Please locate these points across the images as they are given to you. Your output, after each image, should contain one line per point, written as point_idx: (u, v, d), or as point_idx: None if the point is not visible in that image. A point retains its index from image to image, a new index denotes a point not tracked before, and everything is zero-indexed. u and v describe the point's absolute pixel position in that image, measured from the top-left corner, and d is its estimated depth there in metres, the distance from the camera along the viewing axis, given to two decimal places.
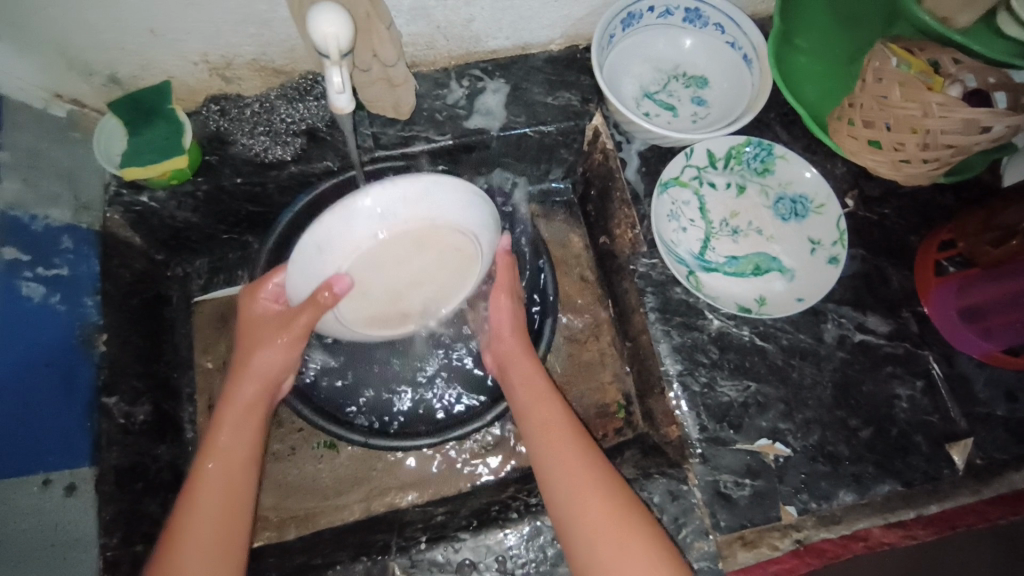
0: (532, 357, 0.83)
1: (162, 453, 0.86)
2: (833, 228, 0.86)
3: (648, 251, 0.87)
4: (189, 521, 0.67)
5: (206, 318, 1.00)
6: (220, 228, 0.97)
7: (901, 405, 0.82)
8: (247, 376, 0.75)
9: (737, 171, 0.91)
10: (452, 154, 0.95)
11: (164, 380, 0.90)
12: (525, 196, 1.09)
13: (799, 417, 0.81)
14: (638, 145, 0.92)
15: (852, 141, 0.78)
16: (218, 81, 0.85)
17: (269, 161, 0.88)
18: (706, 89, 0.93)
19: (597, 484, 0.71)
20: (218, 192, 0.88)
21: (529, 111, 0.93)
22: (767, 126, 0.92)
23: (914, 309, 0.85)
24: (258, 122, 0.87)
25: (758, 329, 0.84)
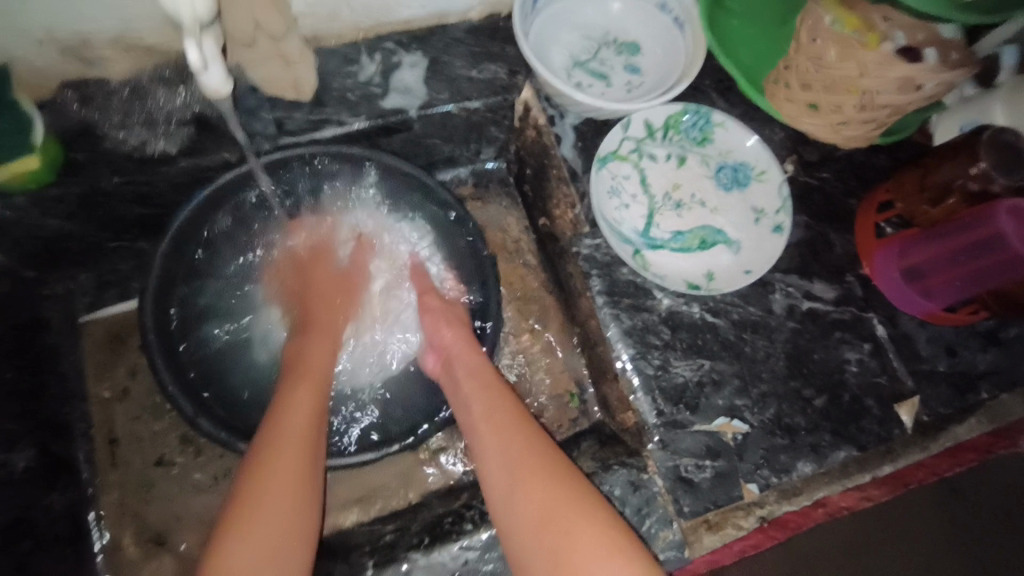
0: (468, 345, 0.79)
1: (52, 500, 0.74)
2: (776, 196, 0.83)
3: (591, 231, 0.82)
4: (280, 435, 0.67)
5: (98, 341, 0.88)
6: (107, 235, 0.84)
7: (851, 369, 0.81)
8: (326, 328, 0.82)
9: (676, 141, 0.86)
10: (370, 137, 0.86)
11: (51, 420, 0.77)
12: (457, 179, 1.01)
13: (755, 391, 0.79)
14: (573, 119, 0.86)
15: (789, 106, 0.77)
16: (77, 64, 0.71)
17: (152, 155, 0.76)
18: (638, 56, 0.88)
19: (540, 471, 0.66)
20: (94, 194, 0.76)
21: (452, 87, 0.85)
22: (702, 93, 0.88)
23: (857, 273, 0.85)
24: (132, 109, 0.75)
25: (708, 305, 0.81)
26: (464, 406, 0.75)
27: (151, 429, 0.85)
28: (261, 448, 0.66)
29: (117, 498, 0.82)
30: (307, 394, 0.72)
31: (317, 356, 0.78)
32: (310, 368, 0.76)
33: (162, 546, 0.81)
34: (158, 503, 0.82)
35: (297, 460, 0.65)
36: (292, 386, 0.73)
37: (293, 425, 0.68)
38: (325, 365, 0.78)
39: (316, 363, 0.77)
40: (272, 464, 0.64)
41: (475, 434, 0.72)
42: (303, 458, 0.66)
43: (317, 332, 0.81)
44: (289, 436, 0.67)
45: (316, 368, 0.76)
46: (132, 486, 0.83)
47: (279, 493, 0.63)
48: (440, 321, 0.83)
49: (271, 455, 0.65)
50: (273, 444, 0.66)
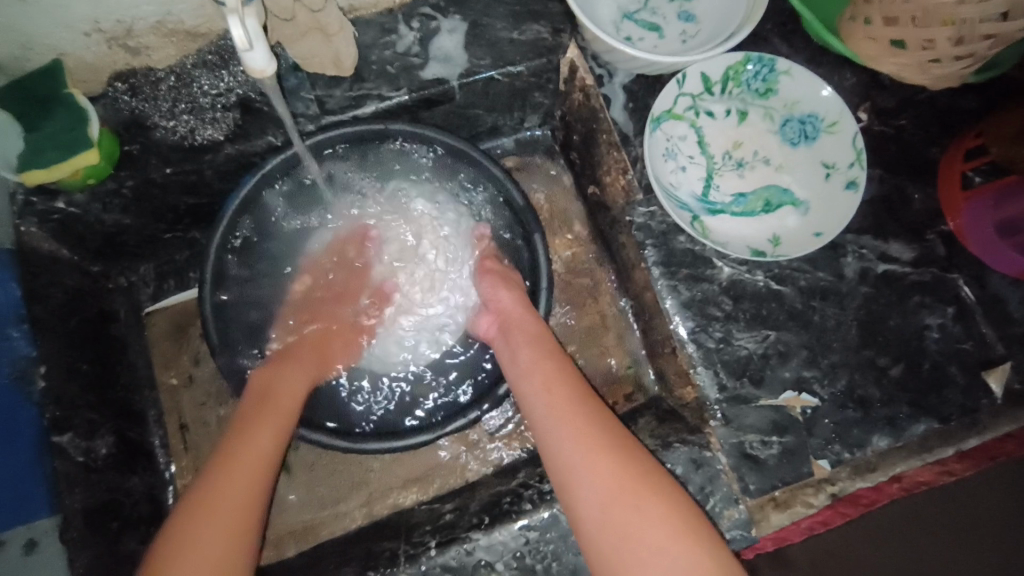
0: (526, 317, 0.77)
1: (133, 484, 0.79)
2: (849, 148, 0.76)
3: (645, 199, 0.78)
4: (233, 464, 0.63)
5: (161, 333, 0.90)
6: (162, 227, 0.86)
7: (932, 336, 0.75)
8: (302, 354, 0.80)
9: (736, 95, 0.80)
10: (410, 111, 0.83)
11: (123, 407, 0.82)
12: (500, 150, 0.97)
13: (824, 362, 0.74)
14: (623, 78, 0.80)
15: (870, 44, 0.68)
16: (122, 54, 0.70)
17: (201, 143, 0.76)
18: (693, 2, 0.81)
19: (605, 448, 0.64)
20: (148, 186, 0.77)
21: (494, 52, 0.80)
22: (764, 39, 0.81)
23: (939, 230, 0.77)
24: (179, 98, 0.74)
25: (773, 272, 0.76)
26: (521, 380, 0.73)
27: (217, 415, 0.89)
28: (190, 514, 0.59)
29: (192, 480, 0.87)
30: (255, 446, 0.66)
31: (287, 379, 0.75)
32: (276, 406, 0.70)
33: None
34: None
35: (243, 490, 0.62)
36: (253, 423, 0.68)
37: (254, 457, 0.65)
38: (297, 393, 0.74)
39: (279, 407, 0.71)
40: (221, 496, 0.61)
41: (533, 409, 0.70)
42: (247, 492, 0.62)
43: (292, 367, 0.77)
44: (227, 493, 0.61)
45: (287, 395, 0.72)
46: (204, 468, 0.87)
47: (215, 527, 0.59)
48: (497, 286, 0.81)
49: (205, 512, 0.59)
50: (210, 505, 0.60)
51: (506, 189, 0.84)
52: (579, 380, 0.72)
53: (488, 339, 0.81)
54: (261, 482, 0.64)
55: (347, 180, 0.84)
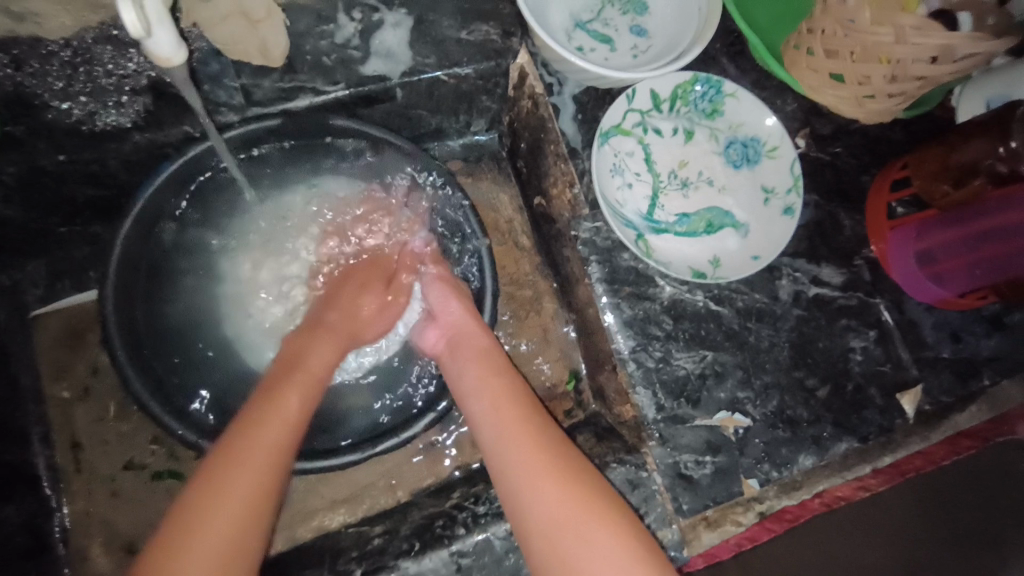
0: (475, 330, 0.75)
1: (12, 513, 0.69)
2: (787, 173, 0.77)
3: (591, 214, 0.76)
4: (196, 536, 0.53)
5: (54, 335, 0.81)
6: (54, 220, 0.76)
7: (855, 358, 0.78)
8: (306, 372, 0.67)
9: (684, 114, 0.79)
10: (348, 108, 0.79)
11: (5, 425, 0.71)
12: (446, 152, 0.93)
13: (758, 383, 0.76)
14: (573, 87, 0.78)
15: (811, 75, 0.69)
16: (2, 19, 0.56)
17: (100, 130, 0.68)
18: (646, 16, 0.80)
19: (554, 472, 0.62)
20: (36, 174, 0.69)
21: (440, 51, 0.76)
22: (713, 59, 0.81)
23: (865, 256, 0.81)
24: (74, 77, 0.63)
25: (712, 293, 0.77)
26: (471, 394, 0.70)
27: (117, 432, 0.80)
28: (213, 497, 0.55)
29: (84, 505, 0.78)
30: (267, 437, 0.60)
31: (270, 413, 0.62)
32: (264, 440, 0.59)
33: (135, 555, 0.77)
34: (129, 507, 0.78)
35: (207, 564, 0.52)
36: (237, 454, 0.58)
37: (203, 538, 0.53)
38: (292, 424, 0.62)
39: (293, 406, 0.63)
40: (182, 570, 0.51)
41: (482, 427, 0.67)
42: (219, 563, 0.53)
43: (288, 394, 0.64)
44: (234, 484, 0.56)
45: (275, 437, 0.60)
46: (100, 491, 0.78)
47: None
48: (447, 295, 0.77)
49: (205, 511, 0.54)
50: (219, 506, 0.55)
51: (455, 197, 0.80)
52: (530, 397, 0.70)
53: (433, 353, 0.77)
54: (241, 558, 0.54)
55: (277, 178, 0.79)
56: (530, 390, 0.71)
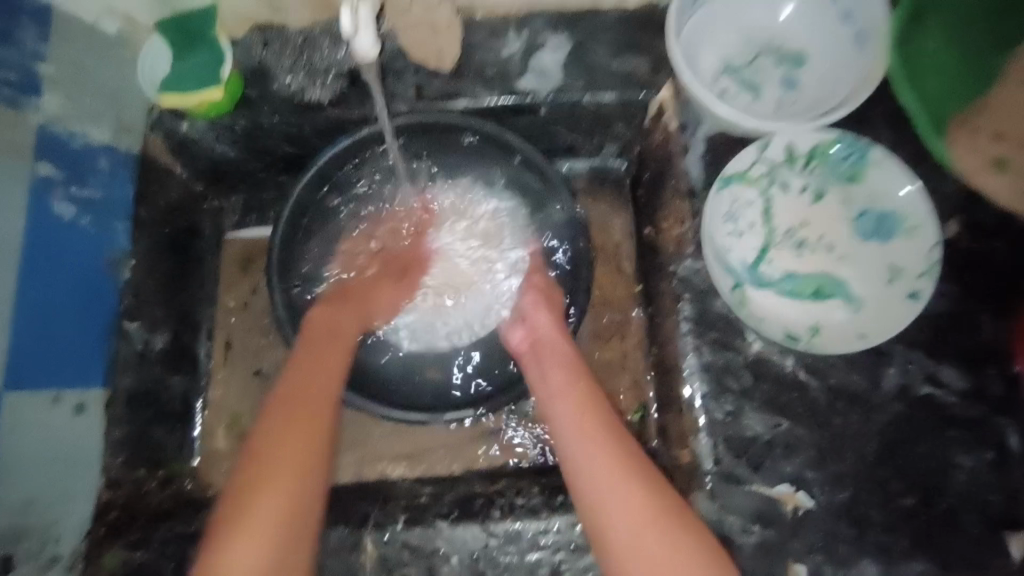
0: (561, 341, 0.78)
1: (174, 383, 0.90)
2: (924, 258, 0.71)
3: (694, 253, 0.77)
4: (266, 466, 0.61)
5: (232, 256, 1.00)
6: (258, 164, 0.96)
7: (963, 479, 0.69)
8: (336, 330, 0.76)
9: (818, 173, 0.77)
10: (496, 115, 0.88)
11: (185, 312, 0.93)
12: (574, 171, 0.99)
13: (832, 469, 0.70)
14: (708, 128, 0.79)
15: (972, 157, 0.63)
16: (265, 11, 0.82)
17: (306, 101, 0.84)
18: (801, 70, 0.79)
19: (641, 484, 0.64)
20: (255, 130, 0.87)
21: (587, 76, 0.83)
22: (870, 124, 0.76)
23: (1005, 368, 0.70)
24: (300, 58, 0.84)
25: (805, 361, 0.73)
26: (552, 401, 0.73)
27: (257, 341, 0.97)
28: (285, 407, 0.66)
29: (221, 392, 0.96)
30: (330, 360, 0.72)
31: (318, 365, 0.71)
32: (314, 394, 0.68)
33: (245, 445, 0.94)
34: (248, 401, 0.95)
35: (275, 502, 0.59)
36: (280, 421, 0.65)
37: (274, 468, 0.61)
38: (329, 381, 0.70)
39: (341, 335, 0.76)
40: (257, 504, 0.59)
41: (564, 433, 0.70)
42: (285, 497, 0.60)
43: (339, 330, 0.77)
44: (314, 389, 0.68)
45: (320, 383, 0.69)
46: (233, 384, 0.96)
47: (248, 546, 0.57)
48: (540, 303, 0.81)
49: (259, 478, 0.61)
50: (295, 410, 0.66)
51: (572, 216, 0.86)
52: (607, 409, 0.72)
53: (517, 354, 0.81)
54: (309, 488, 0.62)
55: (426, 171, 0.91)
56: (608, 404, 0.73)
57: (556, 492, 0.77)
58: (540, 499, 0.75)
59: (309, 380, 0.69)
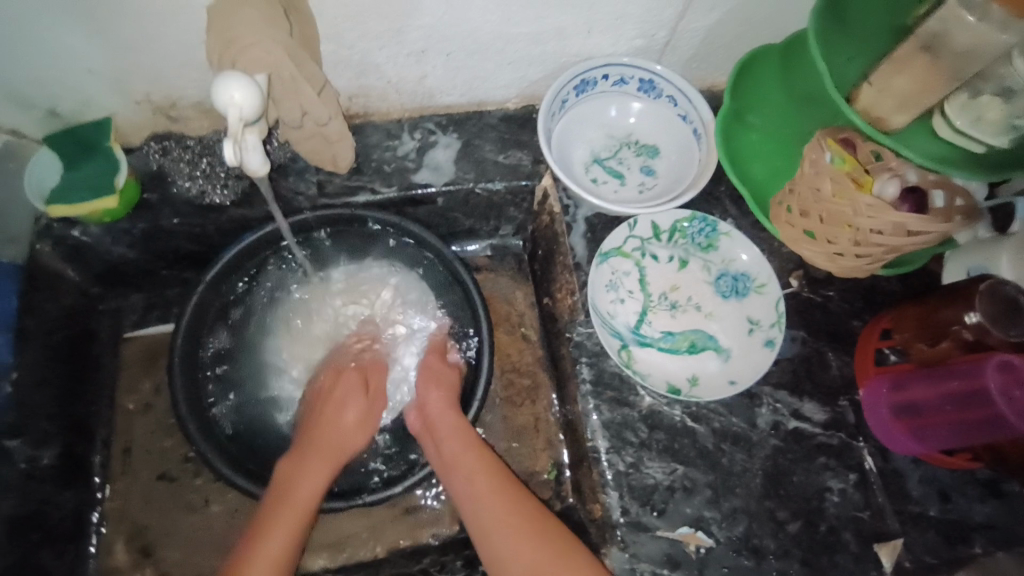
0: (450, 414, 0.82)
1: (62, 499, 0.83)
2: (772, 310, 0.85)
3: (586, 320, 0.86)
4: None
5: (134, 358, 0.97)
6: (160, 264, 0.95)
7: (832, 499, 0.79)
8: (292, 499, 0.75)
9: (681, 244, 0.90)
10: (397, 206, 0.95)
11: (79, 422, 0.88)
12: (475, 250, 1.08)
13: (725, 505, 0.78)
14: (585, 211, 0.90)
15: (789, 229, 0.77)
16: (164, 121, 0.85)
17: (209, 204, 0.87)
18: (656, 159, 0.94)
19: (535, 533, 0.71)
20: (155, 231, 0.87)
21: (478, 168, 0.93)
22: (717, 199, 0.92)
23: (851, 397, 0.83)
24: (198, 163, 0.86)
25: (690, 410, 0.82)
26: (449, 472, 0.79)
27: (160, 445, 0.92)
28: None
29: (120, 503, 0.89)
30: (284, 517, 0.74)
31: (264, 545, 0.71)
32: (260, 566, 0.70)
33: (147, 559, 0.87)
34: (152, 512, 0.89)
35: None
36: None
37: None
38: (284, 549, 0.72)
39: (297, 497, 0.75)
40: None
41: (465, 499, 0.76)
42: None
43: (280, 519, 0.73)
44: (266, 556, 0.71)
45: (264, 564, 0.70)
46: (134, 495, 0.90)
47: None
48: (429, 385, 0.85)
49: None
50: None
51: (468, 296, 0.91)
52: (499, 466, 0.79)
53: (416, 434, 0.85)
54: None
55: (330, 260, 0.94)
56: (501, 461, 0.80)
57: None
58: None
59: (247, 557, 0.71)
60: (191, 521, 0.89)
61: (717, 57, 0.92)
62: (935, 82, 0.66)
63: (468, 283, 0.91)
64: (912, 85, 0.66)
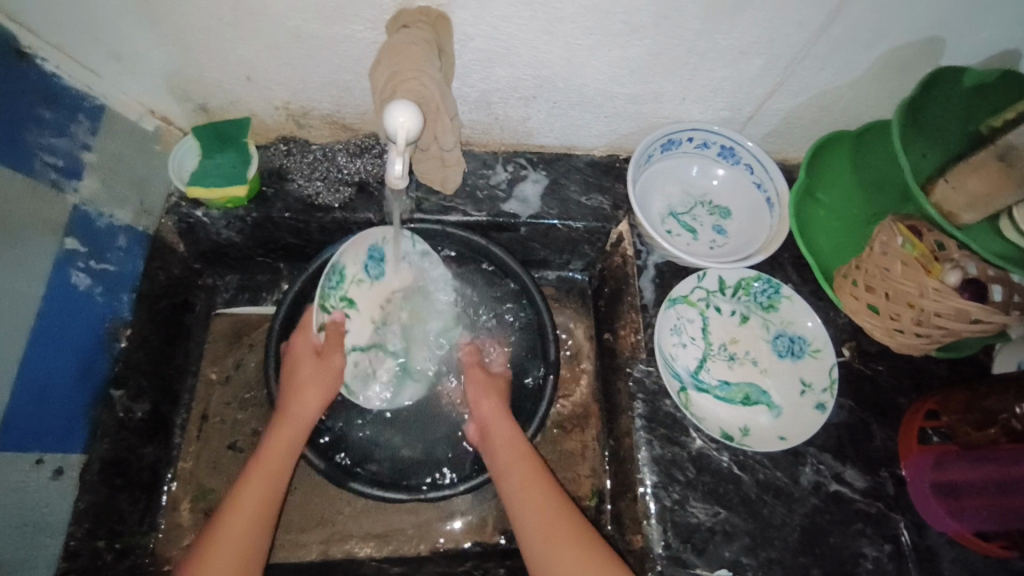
0: (507, 423, 0.87)
1: (147, 452, 0.90)
2: (825, 375, 0.90)
3: (646, 358, 0.91)
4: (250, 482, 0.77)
5: (222, 332, 1.05)
6: (260, 251, 1.03)
7: (866, 565, 0.82)
8: (303, 382, 0.85)
9: (743, 301, 0.96)
10: (483, 230, 1.03)
11: (168, 383, 0.95)
12: (543, 279, 1.15)
13: (762, 555, 0.82)
14: (657, 257, 0.97)
15: (853, 300, 0.84)
16: (292, 126, 0.95)
17: (318, 203, 0.95)
18: (728, 220, 1.01)
19: (578, 547, 0.74)
20: (266, 221, 0.96)
21: (562, 206, 1.01)
22: (779, 265, 0.98)
23: (892, 470, 0.87)
24: (317, 168, 0.96)
25: (738, 458, 0.86)
26: (502, 476, 0.82)
27: (235, 417, 0.99)
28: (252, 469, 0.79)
29: (191, 465, 0.96)
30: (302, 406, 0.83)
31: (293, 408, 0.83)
32: (290, 431, 0.81)
33: (208, 520, 0.93)
34: (219, 477, 0.95)
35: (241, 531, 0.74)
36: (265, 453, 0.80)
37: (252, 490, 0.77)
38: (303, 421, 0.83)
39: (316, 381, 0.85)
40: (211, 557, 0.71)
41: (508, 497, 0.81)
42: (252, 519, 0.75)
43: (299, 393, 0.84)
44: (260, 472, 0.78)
45: (291, 429, 0.81)
46: (204, 460, 0.96)
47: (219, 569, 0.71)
48: (484, 392, 0.91)
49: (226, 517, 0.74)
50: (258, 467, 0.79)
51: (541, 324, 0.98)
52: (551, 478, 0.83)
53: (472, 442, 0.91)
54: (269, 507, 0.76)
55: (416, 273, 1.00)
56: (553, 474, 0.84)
57: None
58: None
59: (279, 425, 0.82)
60: None
61: (794, 135, 1.00)
62: (1004, 188, 0.72)
63: (543, 312, 0.97)
64: (984, 187, 0.73)
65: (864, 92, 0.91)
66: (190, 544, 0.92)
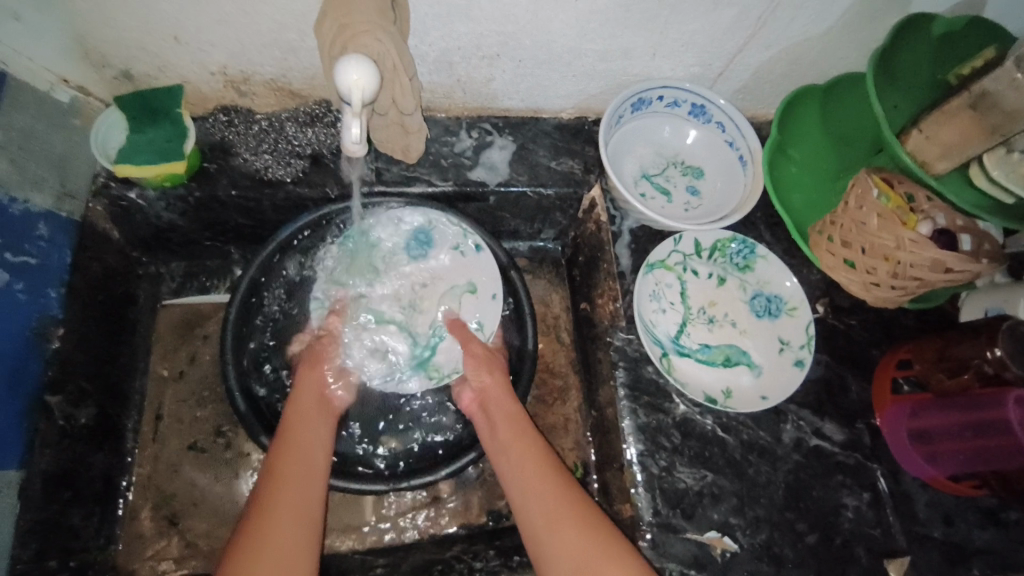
0: (506, 396, 0.84)
1: (96, 460, 0.82)
2: (802, 332, 0.90)
3: (627, 326, 0.89)
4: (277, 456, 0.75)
5: (171, 324, 0.96)
6: (206, 235, 0.95)
7: (847, 515, 0.84)
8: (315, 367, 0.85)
9: (720, 263, 0.94)
10: (449, 201, 0.97)
11: (113, 384, 0.86)
12: (515, 250, 1.11)
13: (749, 514, 0.82)
14: (631, 223, 0.94)
15: (829, 256, 0.83)
16: (232, 93, 0.85)
17: (268, 178, 0.87)
18: (701, 181, 0.99)
19: (572, 520, 0.71)
20: (210, 201, 0.87)
21: (531, 172, 0.96)
22: (753, 224, 0.97)
23: (868, 421, 0.89)
24: (265, 139, 0.88)
25: (721, 420, 0.86)
26: (501, 452, 0.80)
27: (193, 414, 0.92)
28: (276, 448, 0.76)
29: (148, 470, 0.89)
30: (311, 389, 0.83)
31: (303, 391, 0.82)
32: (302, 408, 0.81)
33: (173, 527, 0.87)
34: (181, 480, 0.89)
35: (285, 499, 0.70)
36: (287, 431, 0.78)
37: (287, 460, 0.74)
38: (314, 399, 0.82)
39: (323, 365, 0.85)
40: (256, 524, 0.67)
41: (508, 470, 0.78)
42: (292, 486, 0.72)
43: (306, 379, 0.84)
44: (285, 482, 0.72)
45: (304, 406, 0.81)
46: (163, 463, 0.89)
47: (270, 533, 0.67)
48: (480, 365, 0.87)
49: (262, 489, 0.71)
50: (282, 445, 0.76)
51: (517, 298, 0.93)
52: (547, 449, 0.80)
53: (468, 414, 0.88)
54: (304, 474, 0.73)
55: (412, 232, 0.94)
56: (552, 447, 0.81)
57: (513, 553, 0.84)
58: (498, 561, 0.82)
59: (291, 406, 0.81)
60: (220, 490, 0.89)
61: (763, 90, 0.98)
62: (977, 135, 0.72)
63: (519, 284, 0.93)
64: (957, 136, 0.73)
65: (833, 44, 0.89)
66: (156, 553, 0.86)
